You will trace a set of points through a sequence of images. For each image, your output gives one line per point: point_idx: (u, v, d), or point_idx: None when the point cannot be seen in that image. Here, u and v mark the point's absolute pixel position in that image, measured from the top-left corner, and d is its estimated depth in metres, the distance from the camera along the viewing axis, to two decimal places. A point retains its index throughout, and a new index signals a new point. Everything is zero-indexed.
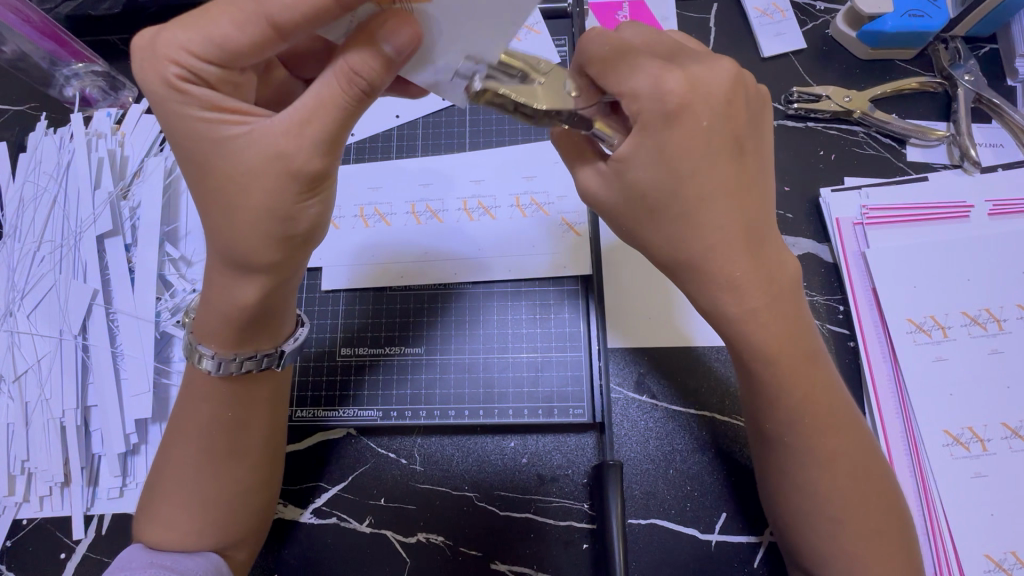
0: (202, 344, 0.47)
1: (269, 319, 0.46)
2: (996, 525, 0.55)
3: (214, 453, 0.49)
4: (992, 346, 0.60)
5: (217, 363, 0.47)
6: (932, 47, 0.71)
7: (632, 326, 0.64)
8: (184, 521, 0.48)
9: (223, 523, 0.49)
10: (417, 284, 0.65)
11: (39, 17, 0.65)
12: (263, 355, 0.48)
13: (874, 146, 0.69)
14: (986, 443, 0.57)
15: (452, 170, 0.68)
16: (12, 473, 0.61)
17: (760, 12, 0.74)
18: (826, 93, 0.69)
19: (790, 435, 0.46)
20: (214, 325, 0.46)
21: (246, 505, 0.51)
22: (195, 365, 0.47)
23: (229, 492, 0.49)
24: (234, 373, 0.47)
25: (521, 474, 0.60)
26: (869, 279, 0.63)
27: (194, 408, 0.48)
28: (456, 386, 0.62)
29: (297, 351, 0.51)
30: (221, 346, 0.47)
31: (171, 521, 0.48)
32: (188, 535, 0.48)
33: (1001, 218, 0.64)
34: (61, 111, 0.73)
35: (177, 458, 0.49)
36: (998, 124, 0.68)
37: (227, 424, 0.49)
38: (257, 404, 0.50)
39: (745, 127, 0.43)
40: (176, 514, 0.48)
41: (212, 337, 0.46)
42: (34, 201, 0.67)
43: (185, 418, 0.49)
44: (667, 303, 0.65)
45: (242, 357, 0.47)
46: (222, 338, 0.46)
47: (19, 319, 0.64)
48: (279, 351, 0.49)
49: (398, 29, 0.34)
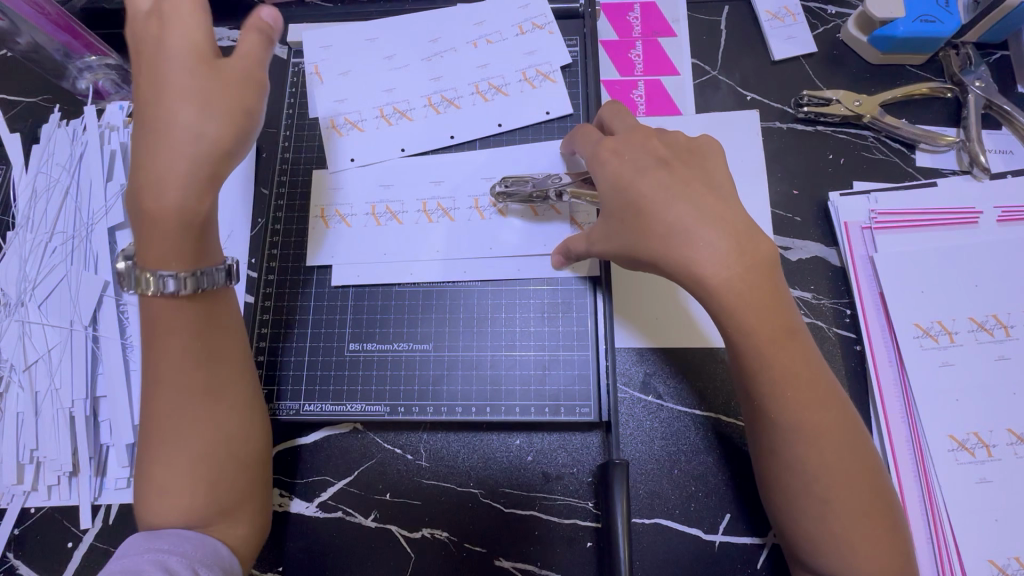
0: (150, 269, 0.47)
1: (200, 235, 0.48)
2: (1000, 531, 0.55)
3: (190, 390, 0.49)
4: (998, 352, 0.60)
5: (178, 281, 0.47)
6: (943, 52, 0.71)
7: (644, 325, 0.65)
8: (180, 486, 0.47)
9: (213, 485, 0.49)
10: (426, 280, 0.65)
11: (55, 9, 0.66)
12: (202, 273, 0.49)
13: (883, 151, 0.69)
14: (991, 448, 0.57)
15: (467, 171, 0.68)
16: (20, 462, 0.61)
17: (770, 16, 0.74)
18: (836, 97, 0.68)
19: (773, 409, 0.46)
20: (167, 240, 0.47)
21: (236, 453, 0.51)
22: (150, 290, 0.47)
23: (216, 441, 0.49)
24: (193, 289, 0.48)
25: (526, 471, 0.60)
26: (876, 283, 0.63)
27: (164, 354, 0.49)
28: (462, 383, 0.62)
29: (236, 274, 0.53)
30: (176, 263, 0.48)
31: (169, 496, 0.47)
32: (183, 506, 0.47)
33: (1010, 224, 0.64)
34: (74, 104, 0.73)
35: (159, 409, 0.48)
36: (1008, 130, 0.68)
37: (196, 361, 0.49)
38: (212, 340, 0.51)
39: None
40: (173, 485, 0.47)
41: (166, 253, 0.47)
42: (46, 192, 0.67)
43: (156, 365, 0.49)
44: (676, 304, 0.65)
45: (203, 273, 0.49)
46: (161, 252, 0.47)
47: (31, 309, 0.64)
48: (220, 269, 0.51)
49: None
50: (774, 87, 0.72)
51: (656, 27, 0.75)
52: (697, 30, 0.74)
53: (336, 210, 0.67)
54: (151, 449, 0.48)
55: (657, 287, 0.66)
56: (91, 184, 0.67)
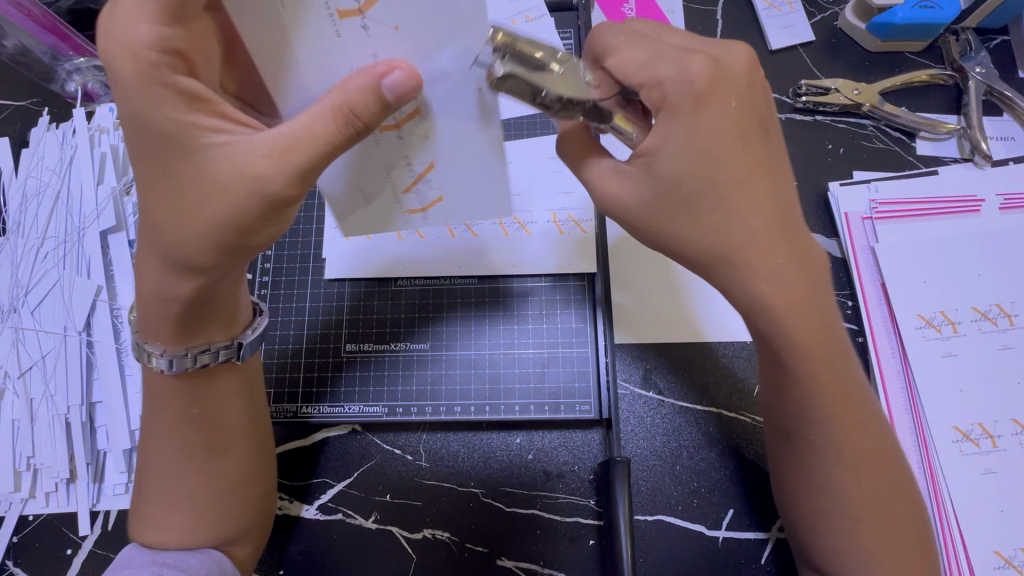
0: (150, 344, 0.48)
1: (154, 307, 0.46)
2: (1006, 521, 0.55)
3: (195, 441, 0.49)
4: (1002, 341, 0.59)
5: (169, 361, 0.47)
6: (943, 38, 0.70)
7: (642, 328, 0.63)
8: (182, 520, 0.49)
9: (216, 518, 0.50)
10: (422, 279, 0.65)
11: (41, 11, 0.65)
12: (219, 348, 0.49)
13: (883, 139, 0.68)
14: (996, 439, 0.57)
15: None
16: (18, 469, 0.60)
17: (767, 4, 0.73)
18: (835, 86, 0.68)
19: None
20: (156, 321, 0.46)
21: (237, 498, 0.51)
22: (149, 366, 0.48)
23: (218, 487, 0.50)
24: (188, 369, 0.48)
25: (527, 470, 0.60)
26: (878, 273, 0.62)
27: (164, 404, 0.49)
28: (461, 382, 0.61)
29: (256, 342, 0.52)
30: (170, 342, 0.48)
31: (168, 521, 0.49)
32: (189, 535, 0.49)
33: (1013, 211, 0.63)
34: (62, 106, 0.72)
35: (157, 457, 0.50)
36: (1010, 117, 0.67)
37: (199, 415, 0.49)
38: (226, 397, 0.51)
39: (761, 112, 0.43)
40: (171, 512, 0.49)
41: (157, 334, 0.47)
42: (37, 196, 0.67)
43: (158, 417, 0.49)
44: (680, 320, 0.63)
45: (195, 352, 0.48)
46: (163, 333, 0.47)
47: (24, 316, 0.63)
48: (236, 342, 0.50)
49: (363, 99, 0.36)
50: (772, 76, 0.71)
51: (652, 17, 0.73)
52: (694, 20, 0.73)
53: None
54: (154, 486, 0.50)
55: (669, 297, 0.64)
56: (81, 187, 0.66)
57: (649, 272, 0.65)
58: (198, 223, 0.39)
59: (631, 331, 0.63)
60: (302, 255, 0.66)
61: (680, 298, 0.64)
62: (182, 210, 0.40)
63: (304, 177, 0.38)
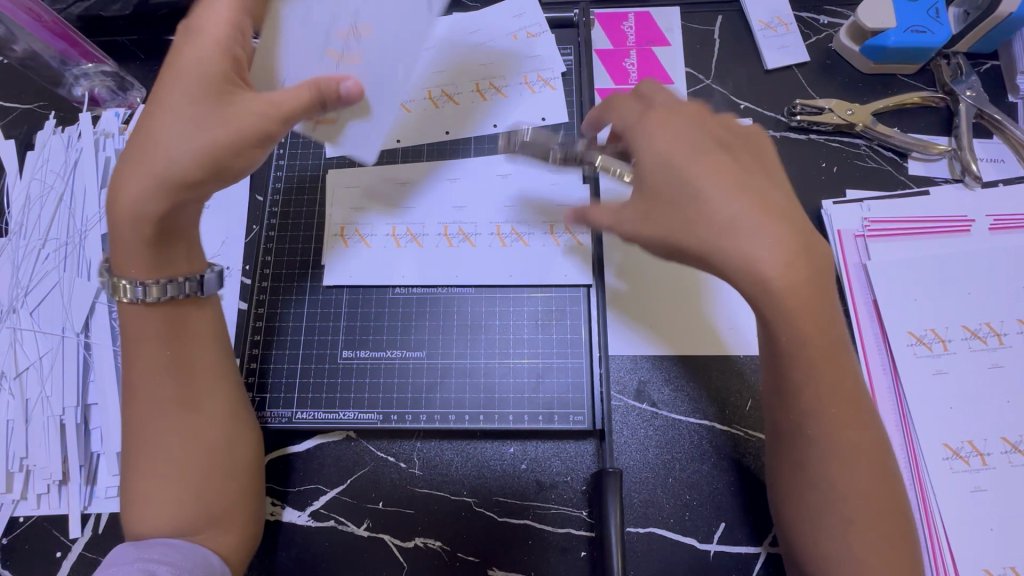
0: (122, 276, 0.49)
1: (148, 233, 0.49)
2: (995, 540, 0.55)
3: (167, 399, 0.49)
4: (992, 360, 0.60)
5: (143, 290, 0.49)
6: (934, 62, 0.71)
7: (644, 337, 0.64)
8: (161, 490, 0.48)
9: (194, 488, 0.49)
10: (420, 287, 0.65)
11: (51, 17, 0.66)
12: (183, 280, 0.50)
13: (876, 159, 0.69)
14: (986, 457, 0.57)
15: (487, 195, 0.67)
16: (10, 470, 0.61)
17: (764, 25, 0.74)
18: (829, 105, 0.69)
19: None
20: (131, 250, 0.48)
21: (217, 465, 0.51)
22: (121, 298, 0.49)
23: (190, 449, 0.49)
24: (157, 297, 0.49)
25: (519, 480, 0.60)
26: (870, 291, 0.63)
27: (139, 359, 0.50)
28: (457, 391, 0.62)
29: (216, 282, 0.53)
30: (139, 268, 0.49)
31: (146, 493, 0.48)
32: (170, 512, 0.48)
33: (1002, 232, 0.64)
34: (69, 110, 0.73)
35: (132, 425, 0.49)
36: (999, 139, 0.69)
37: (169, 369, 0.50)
38: (191, 346, 0.51)
39: None
40: (149, 483, 0.48)
41: (132, 263, 0.49)
42: (40, 199, 0.67)
43: (134, 379, 0.50)
44: (686, 334, 0.63)
45: (164, 281, 0.49)
46: (138, 262, 0.49)
47: (22, 316, 0.64)
48: (199, 278, 0.51)
49: (327, 79, 0.47)
50: (767, 96, 0.72)
51: (651, 36, 0.75)
52: (691, 40, 0.75)
53: (353, 228, 0.67)
54: (133, 457, 0.49)
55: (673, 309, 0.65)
56: (85, 190, 0.66)
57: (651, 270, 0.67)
58: (191, 141, 0.46)
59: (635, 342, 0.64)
60: (303, 262, 0.67)
61: (683, 311, 0.64)
62: (182, 143, 0.46)
63: (281, 115, 0.48)
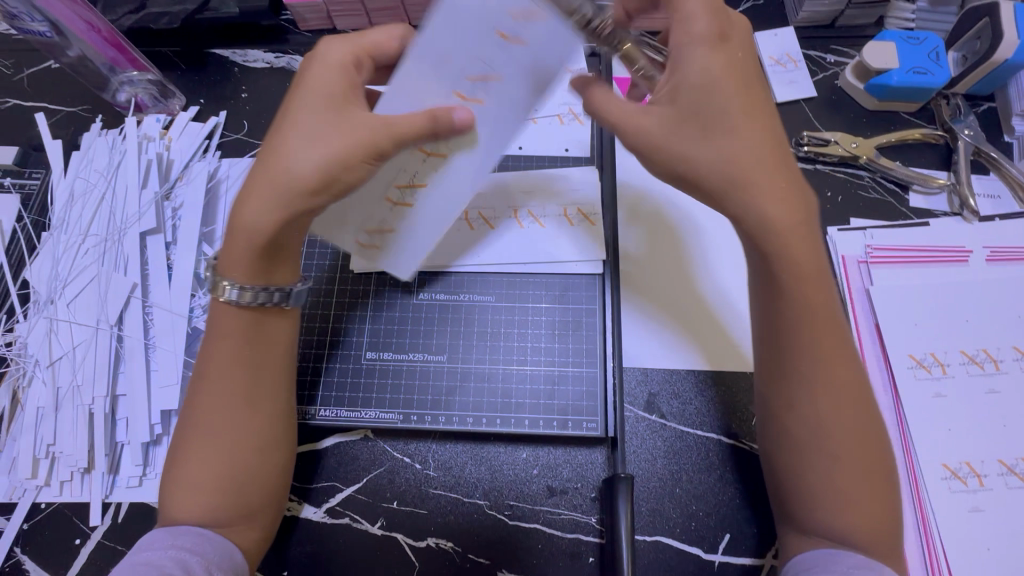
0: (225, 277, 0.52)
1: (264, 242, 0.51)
2: (992, 559, 0.57)
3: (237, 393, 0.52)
4: (989, 385, 0.62)
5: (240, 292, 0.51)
6: (934, 102, 0.75)
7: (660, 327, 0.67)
8: (207, 477, 0.50)
9: (237, 482, 0.51)
10: (442, 294, 0.68)
11: (106, 27, 0.70)
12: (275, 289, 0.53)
13: (878, 190, 0.73)
14: (983, 478, 0.59)
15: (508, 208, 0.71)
16: (37, 456, 0.62)
17: (773, 61, 0.79)
18: (835, 138, 0.73)
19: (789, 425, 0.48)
20: (242, 255, 0.51)
21: (267, 458, 0.53)
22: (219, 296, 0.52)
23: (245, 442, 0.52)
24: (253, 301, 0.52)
25: (531, 485, 0.62)
26: (872, 315, 0.66)
27: (220, 347, 0.52)
28: (475, 395, 0.64)
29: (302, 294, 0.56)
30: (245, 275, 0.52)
31: (191, 480, 0.50)
32: (209, 501, 0.49)
33: (998, 264, 0.68)
34: (113, 115, 0.78)
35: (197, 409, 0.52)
36: (996, 176, 0.72)
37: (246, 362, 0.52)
38: (270, 343, 0.54)
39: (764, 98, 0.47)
40: (200, 468, 0.50)
41: (238, 268, 0.51)
42: (82, 197, 0.70)
43: (208, 366, 0.52)
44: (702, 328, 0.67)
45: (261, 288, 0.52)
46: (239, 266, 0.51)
47: (59, 307, 0.66)
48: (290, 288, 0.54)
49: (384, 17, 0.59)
50: None
51: None
52: None
53: None
54: (188, 440, 0.51)
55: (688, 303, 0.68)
56: (126, 190, 0.70)
57: (674, 273, 0.70)
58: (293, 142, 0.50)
59: (710, 355, 0.66)
60: (331, 266, 0.69)
61: (696, 308, 0.68)
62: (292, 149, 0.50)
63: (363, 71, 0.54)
